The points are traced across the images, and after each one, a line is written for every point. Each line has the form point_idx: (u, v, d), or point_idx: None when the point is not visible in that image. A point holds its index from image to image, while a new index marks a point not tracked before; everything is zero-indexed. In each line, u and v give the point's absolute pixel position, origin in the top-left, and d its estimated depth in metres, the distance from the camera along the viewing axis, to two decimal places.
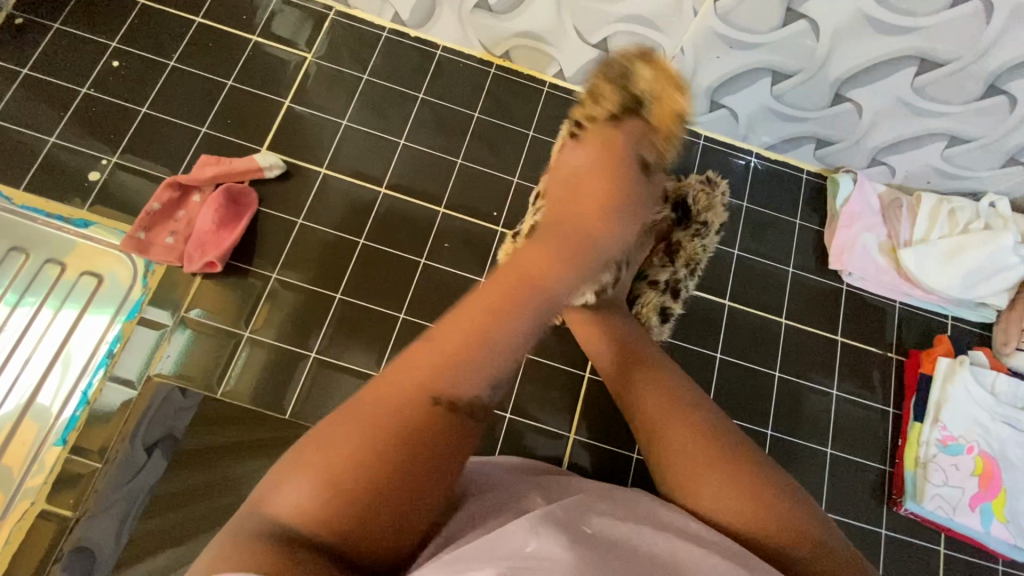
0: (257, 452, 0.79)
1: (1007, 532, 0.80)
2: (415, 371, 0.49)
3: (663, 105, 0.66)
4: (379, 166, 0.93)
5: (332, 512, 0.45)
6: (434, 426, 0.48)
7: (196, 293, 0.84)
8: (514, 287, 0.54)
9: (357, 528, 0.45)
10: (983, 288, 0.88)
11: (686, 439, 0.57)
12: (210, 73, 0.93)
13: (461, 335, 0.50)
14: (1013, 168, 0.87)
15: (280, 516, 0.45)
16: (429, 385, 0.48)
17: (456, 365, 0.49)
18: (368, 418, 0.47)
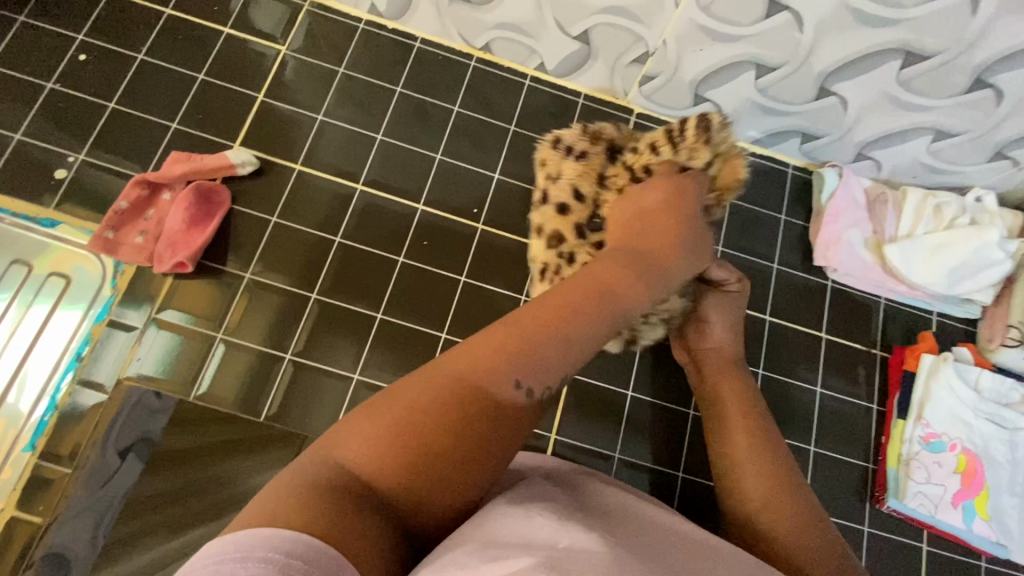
0: (236, 452, 0.77)
1: (990, 530, 0.79)
2: (494, 349, 0.44)
3: (727, 172, 0.63)
4: (357, 162, 0.90)
5: (394, 468, 0.40)
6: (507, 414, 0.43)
7: (168, 294, 0.82)
8: (589, 297, 0.48)
9: (417, 490, 0.41)
10: (969, 285, 0.87)
11: (749, 458, 0.65)
12: (182, 67, 0.90)
13: (539, 325, 0.45)
14: (1000, 163, 0.86)
15: (347, 467, 0.40)
16: (506, 372, 0.43)
17: (532, 357, 0.44)
18: (447, 381, 0.43)
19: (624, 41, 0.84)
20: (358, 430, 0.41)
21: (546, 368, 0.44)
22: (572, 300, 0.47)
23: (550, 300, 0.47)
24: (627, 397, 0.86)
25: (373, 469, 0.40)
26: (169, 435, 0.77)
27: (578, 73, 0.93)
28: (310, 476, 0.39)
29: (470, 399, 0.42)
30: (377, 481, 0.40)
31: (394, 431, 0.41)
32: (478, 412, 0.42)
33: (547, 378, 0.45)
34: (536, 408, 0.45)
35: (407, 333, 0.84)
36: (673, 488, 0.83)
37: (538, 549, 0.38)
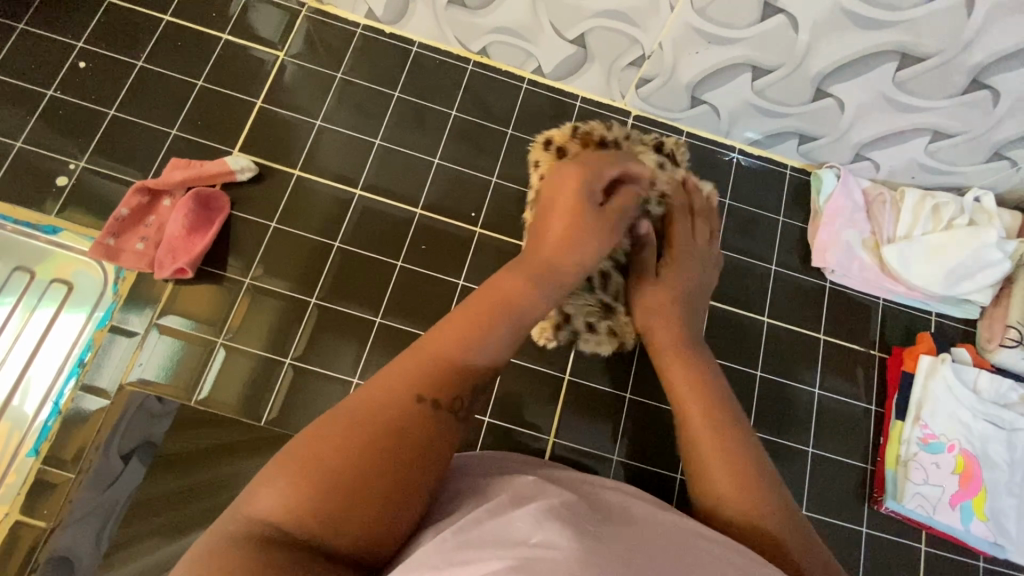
0: (238, 456, 0.78)
1: (988, 530, 0.79)
2: (407, 366, 0.53)
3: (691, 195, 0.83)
4: (355, 167, 0.91)
5: (306, 503, 0.44)
6: (420, 424, 0.50)
7: (169, 300, 0.83)
8: (488, 310, 0.58)
9: (334, 516, 0.45)
10: (967, 285, 0.87)
11: (714, 446, 0.62)
12: (181, 74, 0.91)
13: (456, 339, 0.55)
14: (998, 163, 0.86)
15: (263, 515, 0.44)
16: (415, 386, 0.51)
17: (470, 348, 0.55)
18: (349, 413, 0.49)
19: (620, 45, 0.84)
20: (269, 480, 0.46)
21: (453, 377, 0.53)
22: (477, 317, 0.57)
23: (451, 322, 0.56)
24: (626, 398, 0.86)
25: (289, 511, 0.44)
26: (171, 439, 0.78)
27: (575, 76, 0.93)
28: (229, 529, 0.44)
29: (378, 415, 0.49)
30: (286, 521, 0.44)
31: (303, 467, 0.46)
32: (387, 431, 0.48)
33: (459, 387, 0.54)
34: (458, 413, 0.53)
35: (405, 336, 0.85)
36: (672, 490, 0.83)
37: (513, 547, 0.42)
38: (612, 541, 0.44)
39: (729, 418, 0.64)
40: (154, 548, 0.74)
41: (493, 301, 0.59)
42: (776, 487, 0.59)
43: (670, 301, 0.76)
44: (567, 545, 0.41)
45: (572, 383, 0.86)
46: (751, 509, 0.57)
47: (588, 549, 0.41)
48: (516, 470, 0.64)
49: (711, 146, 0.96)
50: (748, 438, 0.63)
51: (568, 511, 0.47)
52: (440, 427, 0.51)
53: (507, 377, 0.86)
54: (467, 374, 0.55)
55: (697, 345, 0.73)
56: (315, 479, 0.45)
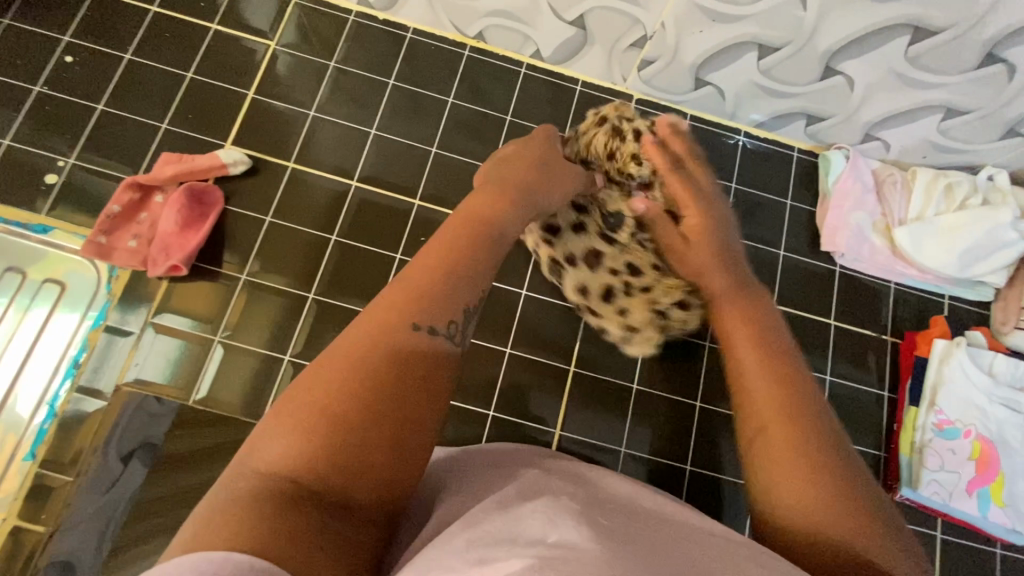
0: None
1: (1006, 517, 0.77)
2: (382, 303, 0.47)
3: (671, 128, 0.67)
4: (351, 158, 0.89)
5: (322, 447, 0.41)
6: (418, 355, 0.46)
7: (164, 297, 0.81)
8: (465, 234, 0.53)
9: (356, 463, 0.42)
10: (981, 266, 0.85)
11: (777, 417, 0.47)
12: (170, 66, 0.89)
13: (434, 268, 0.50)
14: (1012, 140, 0.83)
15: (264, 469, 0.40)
16: (406, 312, 0.47)
17: (439, 289, 0.49)
18: (344, 357, 0.44)
19: (621, 25, 0.81)
20: (277, 432, 0.42)
21: (445, 306, 0.49)
22: (459, 245, 0.52)
23: (422, 261, 0.50)
24: (632, 389, 0.84)
25: (302, 463, 0.41)
26: (171, 440, 0.77)
27: (575, 60, 0.91)
28: (243, 488, 0.39)
29: (379, 350, 0.45)
30: (305, 473, 0.41)
31: (312, 418, 0.42)
32: (395, 361, 0.45)
33: (449, 314, 0.49)
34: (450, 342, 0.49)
35: None
36: (681, 479, 0.82)
37: (527, 546, 0.39)
38: (636, 540, 0.42)
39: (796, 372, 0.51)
40: (159, 550, 0.73)
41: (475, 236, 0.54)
42: (863, 483, 0.44)
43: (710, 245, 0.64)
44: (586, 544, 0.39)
45: (577, 375, 0.85)
46: (834, 517, 0.42)
47: (609, 549, 0.39)
48: (523, 462, 0.63)
49: (716, 129, 0.94)
50: (823, 402, 0.49)
51: (584, 508, 0.45)
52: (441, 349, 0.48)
53: (510, 369, 0.84)
54: (462, 302, 0.50)
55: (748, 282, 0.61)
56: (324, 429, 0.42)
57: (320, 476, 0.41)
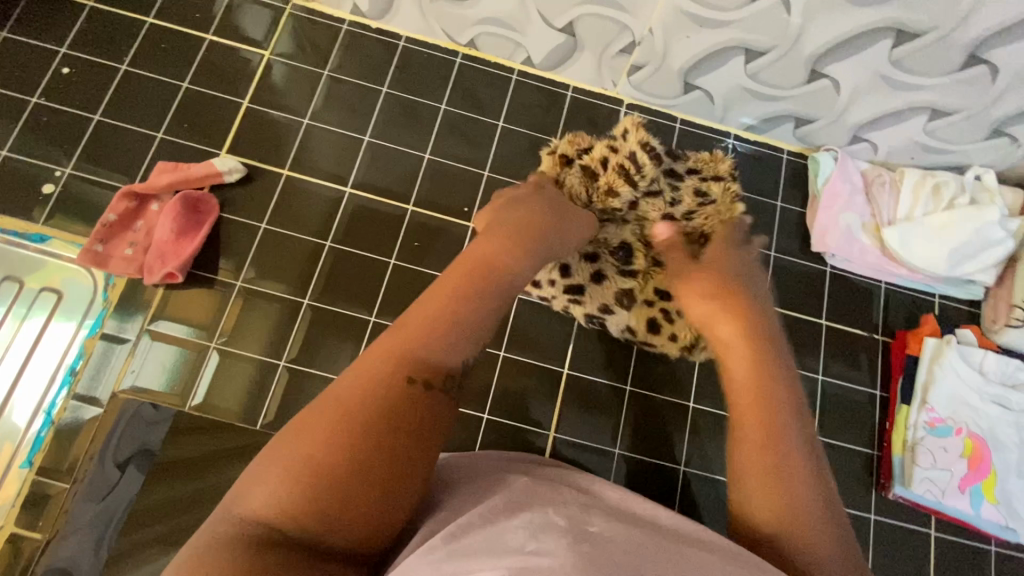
0: (235, 463, 0.77)
1: (998, 513, 0.78)
2: (377, 357, 0.48)
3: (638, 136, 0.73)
4: (345, 164, 0.90)
5: (297, 501, 0.41)
6: (409, 403, 0.47)
7: (160, 305, 0.82)
8: (472, 277, 0.57)
9: (333, 513, 0.42)
10: (970, 265, 0.86)
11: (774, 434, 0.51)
12: (166, 76, 0.90)
13: (439, 312, 0.52)
14: (998, 141, 0.84)
15: (245, 512, 0.41)
16: (408, 362, 0.48)
17: (435, 347, 0.50)
18: (347, 394, 0.46)
19: (609, 32, 0.82)
20: (264, 478, 0.42)
21: (445, 358, 0.50)
22: (459, 295, 0.54)
23: (423, 312, 0.52)
24: (624, 391, 0.86)
25: (275, 512, 0.41)
26: (167, 447, 0.77)
27: (565, 66, 0.92)
28: (222, 534, 0.40)
29: (372, 407, 0.45)
30: (289, 523, 0.41)
31: (300, 469, 0.42)
32: (392, 409, 0.46)
33: (447, 366, 0.50)
34: (443, 395, 0.50)
35: None
36: (675, 483, 0.83)
37: (507, 555, 0.41)
38: (610, 545, 0.44)
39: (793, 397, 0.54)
40: (156, 558, 0.73)
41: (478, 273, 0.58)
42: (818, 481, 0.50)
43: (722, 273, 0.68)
44: (559, 555, 0.41)
45: (571, 378, 0.86)
46: (780, 492, 0.48)
47: (584, 558, 0.41)
48: (515, 469, 0.63)
49: (706, 133, 0.95)
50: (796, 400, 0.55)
51: (566, 518, 0.46)
52: (435, 399, 0.49)
53: (505, 372, 0.85)
54: (458, 355, 0.52)
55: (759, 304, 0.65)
56: (309, 478, 0.42)
57: (299, 525, 0.41)
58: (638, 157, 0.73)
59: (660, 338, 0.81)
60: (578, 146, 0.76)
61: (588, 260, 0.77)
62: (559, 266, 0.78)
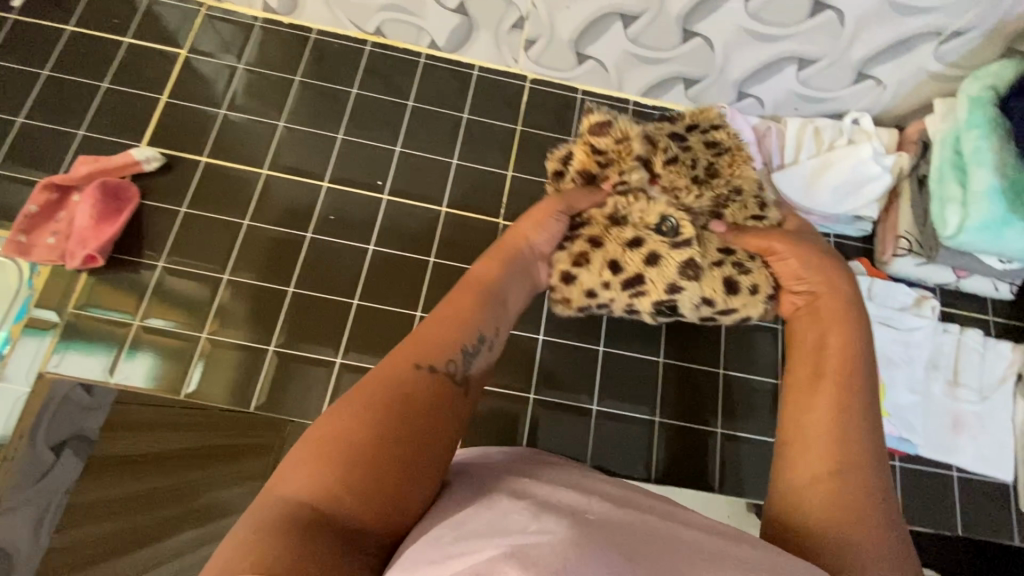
0: (194, 462, 0.80)
1: (892, 426, 0.85)
2: (392, 353, 0.55)
3: (595, 118, 0.75)
4: (261, 149, 0.95)
5: (340, 478, 0.45)
6: (419, 388, 0.53)
7: (83, 289, 0.85)
8: (473, 297, 0.63)
9: (376, 493, 0.46)
10: (854, 201, 0.92)
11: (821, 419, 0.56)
12: (87, 78, 0.95)
13: (444, 321, 0.60)
14: (867, 84, 0.91)
15: (292, 495, 0.44)
16: (414, 355, 0.55)
17: (447, 340, 0.57)
18: (369, 380, 0.52)
19: (498, 7, 0.90)
20: (299, 460, 0.47)
21: (444, 346, 0.57)
22: (459, 309, 0.61)
23: (429, 322, 0.59)
24: (538, 340, 0.90)
25: (324, 495, 0.45)
26: (123, 441, 0.81)
27: (467, 45, 0.98)
28: (265, 514, 0.43)
29: (388, 393, 0.51)
30: (325, 501, 0.44)
31: (332, 451, 0.46)
32: (397, 397, 0.51)
33: (447, 354, 0.56)
34: (454, 385, 0.55)
35: (318, 303, 0.88)
36: (588, 424, 0.87)
37: (509, 535, 0.40)
38: (609, 527, 0.43)
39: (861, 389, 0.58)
40: (109, 552, 0.76)
41: (472, 300, 0.63)
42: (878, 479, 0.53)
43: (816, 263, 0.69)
44: (559, 530, 0.40)
45: None
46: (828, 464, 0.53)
47: (583, 534, 0.40)
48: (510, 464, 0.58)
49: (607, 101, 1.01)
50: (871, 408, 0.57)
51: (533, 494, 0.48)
52: (446, 385, 0.54)
53: None
54: (459, 347, 0.58)
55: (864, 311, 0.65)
56: (341, 457, 0.46)
57: (331, 504, 0.44)
58: (609, 129, 0.74)
59: (742, 297, 0.71)
60: (563, 158, 0.77)
61: (633, 246, 0.70)
62: (606, 264, 0.71)
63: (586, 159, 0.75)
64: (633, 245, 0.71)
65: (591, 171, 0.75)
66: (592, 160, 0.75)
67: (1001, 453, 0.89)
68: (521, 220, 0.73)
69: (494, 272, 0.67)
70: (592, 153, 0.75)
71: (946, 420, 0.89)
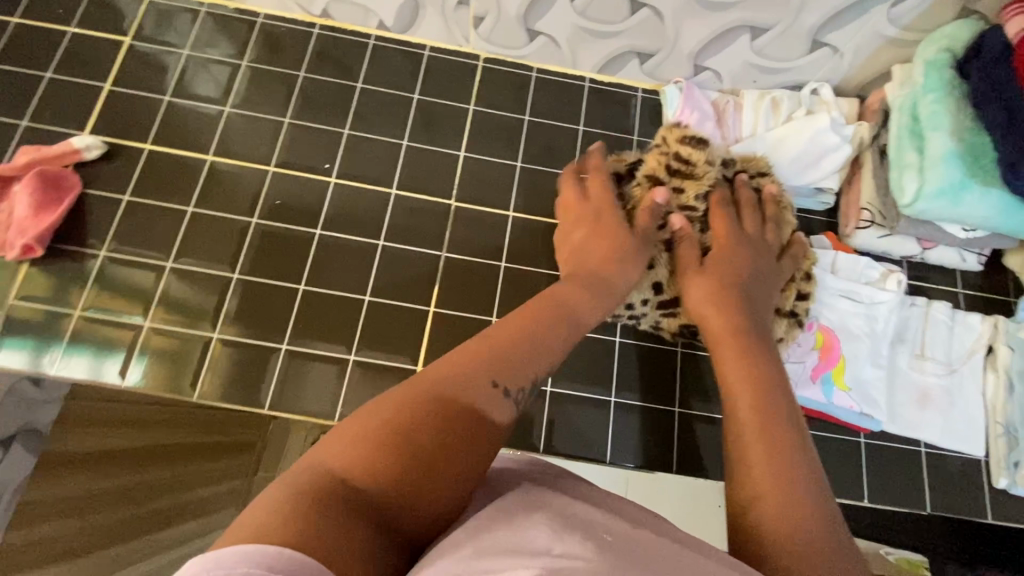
0: (168, 461, 0.79)
1: (852, 400, 0.83)
2: (470, 355, 0.52)
3: (675, 135, 0.79)
4: (206, 134, 0.93)
5: (387, 468, 0.43)
6: (489, 409, 0.50)
7: (24, 280, 0.84)
8: (548, 302, 0.62)
9: (418, 491, 0.44)
10: (813, 173, 0.90)
11: (758, 457, 0.54)
12: (28, 68, 0.94)
13: (518, 330, 0.57)
14: (823, 52, 0.89)
15: (335, 471, 0.42)
16: (492, 369, 0.52)
17: (518, 356, 0.54)
18: (438, 377, 0.49)
19: None
20: (351, 437, 0.44)
21: (522, 371, 0.54)
22: (531, 315, 0.59)
23: (504, 328, 0.56)
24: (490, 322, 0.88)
25: (364, 480, 0.42)
26: (83, 436, 0.80)
27: (416, 24, 0.97)
28: (300, 487, 0.40)
29: (457, 405, 0.48)
30: (371, 486, 0.42)
31: (390, 439, 0.45)
32: (468, 412, 0.48)
33: (521, 380, 0.54)
34: (515, 408, 0.52)
35: (264, 288, 0.87)
36: (541, 406, 0.84)
37: (531, 557, 0.37)
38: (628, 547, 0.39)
39: (781, 415, 0.58)
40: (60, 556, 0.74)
41: (546, 308, 0.61)
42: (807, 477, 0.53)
43: (718, 290, 0.71)
44: (588, 557, 0.36)
45: (439, 315, 0.88)
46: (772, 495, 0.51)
47: (614, 565, 0.36)
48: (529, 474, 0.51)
49: (561, 78, 1.00)
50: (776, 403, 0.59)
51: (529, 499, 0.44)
52: (507, 407, 0.51)
53: (371, 316, 0.87)
54: (533, 373, 0.55)
55: (753, 331, 0.66)
56: (402, 445, 0.45)
57: (377, 489, 0.42)
58: (688, 151, 0.78)
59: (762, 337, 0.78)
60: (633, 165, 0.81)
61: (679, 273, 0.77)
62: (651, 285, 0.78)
63: (661, 173, 0.78)
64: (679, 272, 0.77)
65: (663, 182, 0.78)
66: (667, 176, 0.78)
67: (970, 428, 0.86)
68: (597, 220, 0.75)
69: (569, 285, 0.66)
70: (670, 166, 0.78)
71: (911, 394, 0.87)
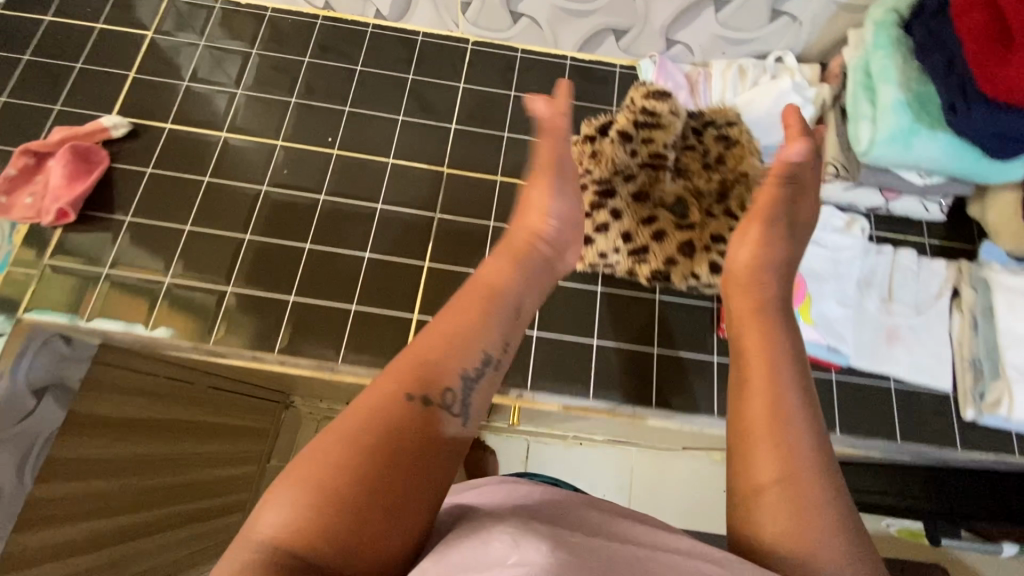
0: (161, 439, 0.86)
1: (819, 335, 0.88)
2: (386, 374, 0.48)
3: (641, 92, 0.88)
4: (219, 114, 1.03)
5: (322, 523, 0.40)
6: (414, 422, 0.46)
7: (61, 241, 0.93)
8: (481, 295, 0.57)
9: (362, 531, 0.41)
10: (779, 133, 0.96)
11: (772, 447, 0.50)
12: (61, 60, 1.04)
13: (451, 334, 0.52)
14: (783, 21, 0.96)
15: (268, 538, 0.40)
16: (413, 384, 0.48)
17: (442, 364, 0.50)
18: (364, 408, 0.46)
19: None
20: (278, 500, 0.41)
21: (446, 376, 0.50)
22: (466, 317, 0.54)
23: (438, 329, 0.52)
24: None
25: (301, 540, 0.39)
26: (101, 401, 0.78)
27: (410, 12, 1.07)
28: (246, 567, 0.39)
29: (374, 433, 0.44)
30: (313, 548, 0.39)
31: (323, 474, 0.41)
32: (391, 434, 0.44)
33: (444, 385, 0.49)
34: (451, 416, 0.48)
35: (273, 247, 0.95)
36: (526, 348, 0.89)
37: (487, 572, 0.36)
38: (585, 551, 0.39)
39: (804, 416, 0.52)
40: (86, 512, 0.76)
41: (478, 297, 0.56)
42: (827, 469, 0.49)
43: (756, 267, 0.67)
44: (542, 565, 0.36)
45: (433, 269, 0.95)
46: (791, 489, 0.47)
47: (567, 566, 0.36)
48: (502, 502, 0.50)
49: (544, 57, 1.08)
50: (793, 393, 0.53)
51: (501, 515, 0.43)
52: (438, 420, 0.47)
53: (370, 270, 0.94)
54: (459, 374, 0.51)
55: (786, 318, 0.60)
56: (339, 477, 0.42)
57: (325, 551, 0.40)
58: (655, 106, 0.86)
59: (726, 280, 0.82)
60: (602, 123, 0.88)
61: (647, 222, 0.83)
62: (621, 234, 0.84)
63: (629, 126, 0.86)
64: (647, 220, 0.83)
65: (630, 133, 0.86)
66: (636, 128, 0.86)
67: (938, 365, 0.90)
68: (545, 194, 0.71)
69: (500, 264, 0.62)
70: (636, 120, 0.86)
71: (879, 334, 0.91)
